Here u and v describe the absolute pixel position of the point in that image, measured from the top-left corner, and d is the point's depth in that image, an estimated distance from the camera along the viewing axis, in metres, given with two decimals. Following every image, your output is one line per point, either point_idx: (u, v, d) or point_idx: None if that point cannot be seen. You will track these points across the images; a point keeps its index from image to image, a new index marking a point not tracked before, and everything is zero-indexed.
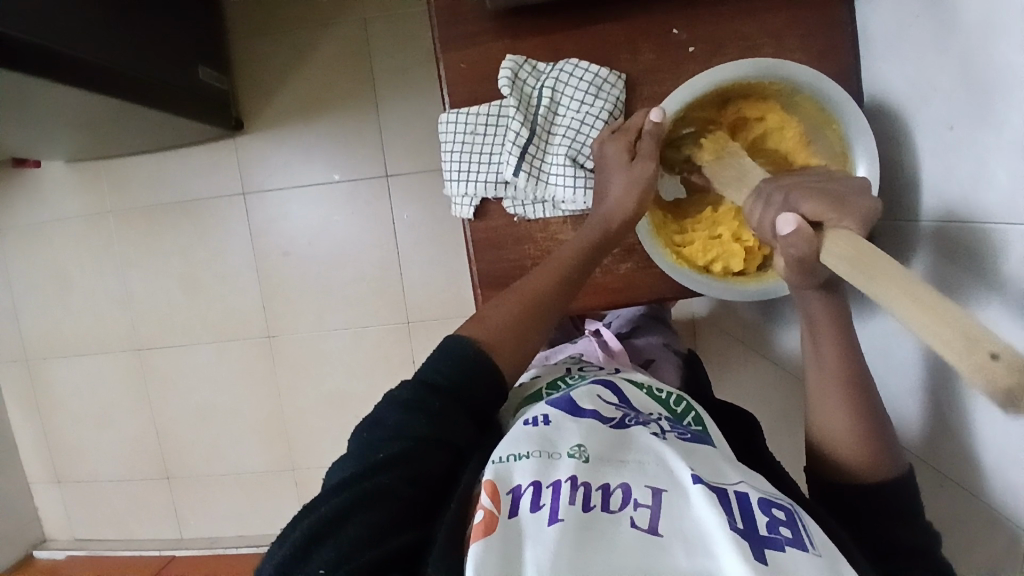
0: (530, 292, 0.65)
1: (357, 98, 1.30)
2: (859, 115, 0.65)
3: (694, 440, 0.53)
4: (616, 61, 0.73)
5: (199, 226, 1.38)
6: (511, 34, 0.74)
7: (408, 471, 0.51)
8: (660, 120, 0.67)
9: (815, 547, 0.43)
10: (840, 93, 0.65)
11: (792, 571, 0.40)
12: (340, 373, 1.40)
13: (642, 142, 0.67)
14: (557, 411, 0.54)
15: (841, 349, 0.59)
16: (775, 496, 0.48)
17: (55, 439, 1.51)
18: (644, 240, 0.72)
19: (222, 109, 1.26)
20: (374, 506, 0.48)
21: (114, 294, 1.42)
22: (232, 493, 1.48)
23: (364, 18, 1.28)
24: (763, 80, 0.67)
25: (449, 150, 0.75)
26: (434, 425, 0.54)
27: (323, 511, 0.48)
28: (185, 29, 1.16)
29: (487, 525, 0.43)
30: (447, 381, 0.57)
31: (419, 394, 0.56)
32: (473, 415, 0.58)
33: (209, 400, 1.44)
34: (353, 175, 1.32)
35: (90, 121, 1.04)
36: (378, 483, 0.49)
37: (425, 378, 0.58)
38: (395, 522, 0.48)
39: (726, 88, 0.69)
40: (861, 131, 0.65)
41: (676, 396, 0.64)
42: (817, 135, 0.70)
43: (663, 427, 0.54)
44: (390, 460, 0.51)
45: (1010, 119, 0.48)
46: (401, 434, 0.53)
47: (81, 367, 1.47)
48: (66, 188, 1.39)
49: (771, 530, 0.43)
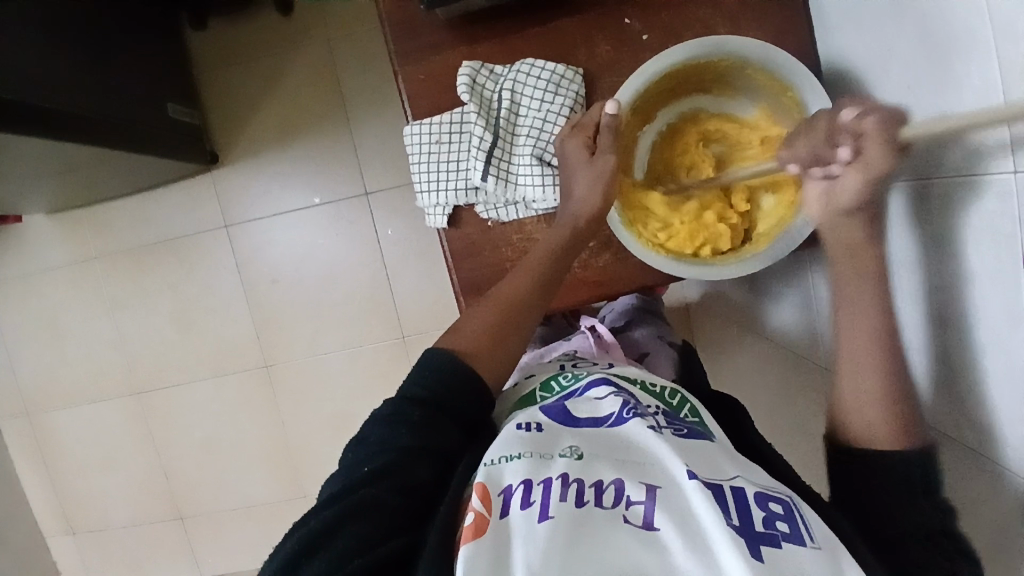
0: (504, 295, 0.65)
1: (329, 119, 1.30)
2: (812, 81, 0.65)
3: (691, 435, 0.52)
4: (573, 56, 0.73)
5: (186, 263, 1.38)
6: (466, 41, 0.74)
7: (394, 481, 0.51)
8: (615, 113, 0.68)
9: (814, 540, 0.43)
10: (790, 62, 0.65)
11: (790, 567, 0.40)
12: (341, 395, 1.40)
13: (600, 137, 0.68)
14: (548, 420, 0.55)
15: (878, 317, 0.56)
16: (773, 489, 0.47)
17: (64, 490, 1.50)
18: (626, 241, 0.70)
19: (196, 143, 1.26)
20: (362, 517, 0.48)
21: (108, 339, 1.42)
22: (246, 525, 1.47)
23: (328, 40, 1.28)
24: (712, 56, 0.67)
25: (416, 161, 0.76)
26: (419, 435, 0.54)
27: (313, 525, 0.48)
28: (151, 68, 1.16)
29: (477, 526, 0.44)
30: (431, 393, 0.57)
31: (402, 406, 0.56)
32: (459, 421, 0.57)
33: (214, 435, 1.43)
34: (333, 196, 1.32)
35: (63, 169, 1.03)
36: (365, 495, 0.49)
37: (408, 390, 0.58)
38: (385, 531, 0.48)
39: (674, 74, 0.70)
40: (816, 92, 0.65)
41: (669, 389, 0.64)
42: (777, 107, 0.71)
43: (659, 421, 0.53)
44: (376, 472, 0.51)
45: (965, 74, 0.48)
46: (387, 447, 0.53)
47: (82, 415, 1.46)
48: (50, 238, 1.39)
49: (768, 526, 0.43)
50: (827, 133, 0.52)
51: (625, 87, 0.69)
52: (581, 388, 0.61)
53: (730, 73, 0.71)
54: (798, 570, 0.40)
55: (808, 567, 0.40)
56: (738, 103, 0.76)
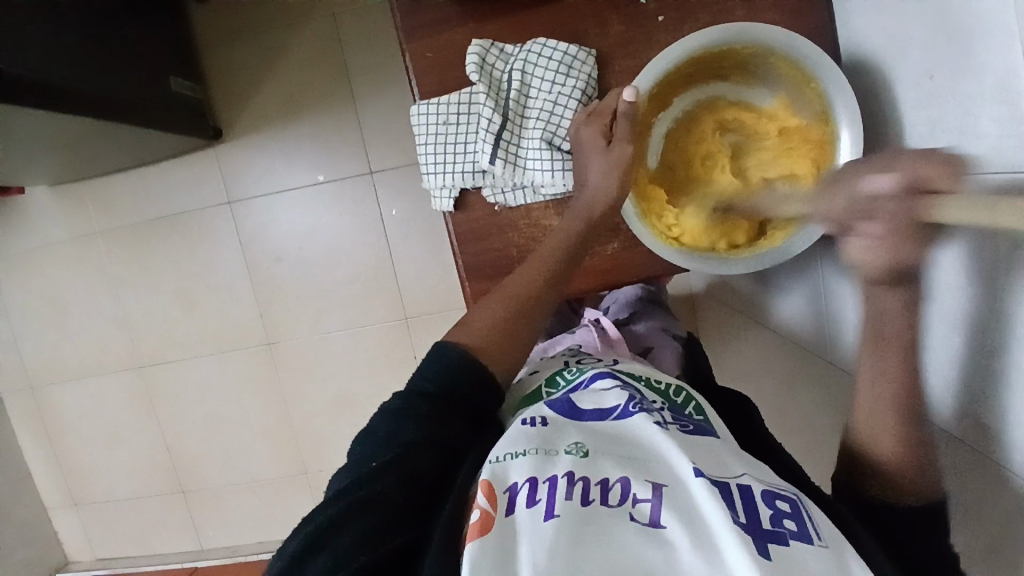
0: (514, 290, 0.64)
1: (334, 96, 1.28)
2: (839, 77, 0.63)
3: (697, 431, 0.52)
4: (585, 36, 0.71)
5: (189, 240, 1.37)
6: (475, 18, 0.72)
7: (401, 475, 0.51)
8: (633, 100, 0.66)
9: (821, 538, 0.43)
10: (817, 54, 0.63)
11: (797, 563, 0.40)
12: (343, 375, 1.40)
13: (617, 125, 0.67)
14: (555, 415, 0.54)
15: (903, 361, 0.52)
16: (780, 488, 0.47)
17: (68, 462, 1.51)
18: (640, 234, 0.70)
19: (199, 119, 1.24)
20: (368, 512, 0.48)
21: (110, 314, 1.42)
22: (248, 501, 1.48)
23: (333, 14, 1.26)
24: (734, 44, 0.66)
25: (423, 143, 0.74)
26: (426, 429, 0.54)
27: (319, 520, 0.47)
28: (153, 41, 1.14)
29: (483, 523, 0.44)
30: (438, 387, 0.56)
31: (409, 402, 0.56)
32: (466, 414, 0.57)
33: (216, 412, 1.44)
34: (337, 175, 1.31)
35: (65, 143, 1.02)
36: (371, 491, 0.49)
37: (415, 385, 0.57)
38: (391, 526, 0.48)
39: (693, 59, 0.69)
40: (841, 88, 0.63)
41: (674, 387, 0.63)
42: (797, 99, 0.70)
43: (665, 415, 0.53)
44: (382, 467, 0.51)
45: (990, 64, 0.47)
46: (394, 441, 0.53)
47: (85, 389, 1.47)
48: (52, 212, 1.38)
49: (776, 523, 0.43)
50: (850, 203, 0.42)
51: (643, 74, 0.67)
52: (585, 381, 0.60)
53: (752, 60, 0.69)
54: (806, 568, 0.40)
55: (815, 566, 0.40)
56: (755, 91, 0.74)
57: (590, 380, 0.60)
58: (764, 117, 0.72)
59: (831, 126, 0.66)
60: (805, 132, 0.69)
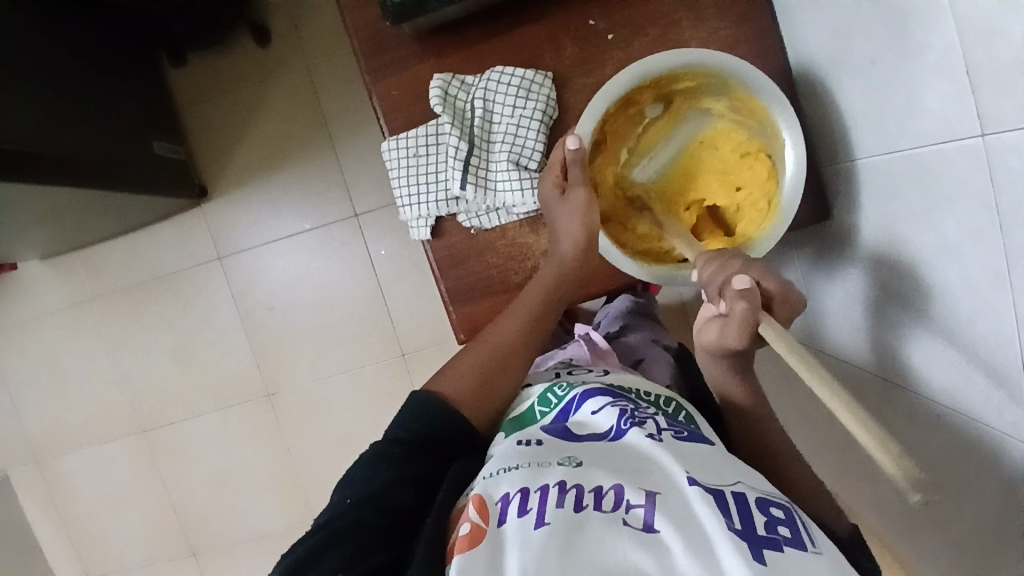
0: (492, 341, 0.68)
1: (314, 144, 1.32)
2: (743, 64, 0.66)
3: (691, 439, 0.53)
4: (541, 60, 0.74)
5: (183, 297, 1.38)
6: (435, 54, 0.75)
7: (374, 507, 0.54)
8: (578, 147, 0.69)
9: (815, 545, 0.43)
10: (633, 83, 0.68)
11: (792, 569, 0.40)
12: (345, 417, 1.40)
13: (570, 171, 0.70)
14: (550, 435, 0.55)
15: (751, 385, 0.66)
16: (773, 495, 0.48)
17: (77, 533, 1.50)
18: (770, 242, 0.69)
19: (184, 178, 1.27)
20: (345, 542, 0.51)
21: (109, 378, 1.43)
22: (259, 555, 1.46)
23: (307, 67, 1.30)
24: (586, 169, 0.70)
25: (396, 176, 0.77)
26: (401, 469, 0.57)
27: (298, 553, 0.50)
28: (134, 107, 1.17)
29: (473, 536, 0.45)
30: (413, 434, 0.60)
31: (383, 446, 0.59)
32: (437, 455, 0.60)
33: (221, 467, 1.43)
34: (323, 220, 1.33)
35: (53, 212, 1.04)
36: (349, 519, 0.52)
37: (393, 433, 0.61)
38: (370, 549, 0.51)
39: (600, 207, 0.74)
40: (775, 98, 0.67)
41: (665, 396, 0.64)
42: (614, 117, 0.72)
43: (658, 426, 0.54)
44: (357, 502, 0.54)
45: (926, 40, 0.49)
46: (369, 479, 0.56)
47: (89, 457, 1.46)
48: (45, 283, 1.40)
49: (770, 530, 0.43)
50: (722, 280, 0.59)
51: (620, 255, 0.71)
52: (578, 402, 0.60)
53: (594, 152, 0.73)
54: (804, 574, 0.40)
55: (811, 570, 0.40)
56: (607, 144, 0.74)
57: (582, 400, 0.59)
58: (646, 111, 0.74)
59: (749, 107, 0.70)
60: (640, 102, 0.72)
